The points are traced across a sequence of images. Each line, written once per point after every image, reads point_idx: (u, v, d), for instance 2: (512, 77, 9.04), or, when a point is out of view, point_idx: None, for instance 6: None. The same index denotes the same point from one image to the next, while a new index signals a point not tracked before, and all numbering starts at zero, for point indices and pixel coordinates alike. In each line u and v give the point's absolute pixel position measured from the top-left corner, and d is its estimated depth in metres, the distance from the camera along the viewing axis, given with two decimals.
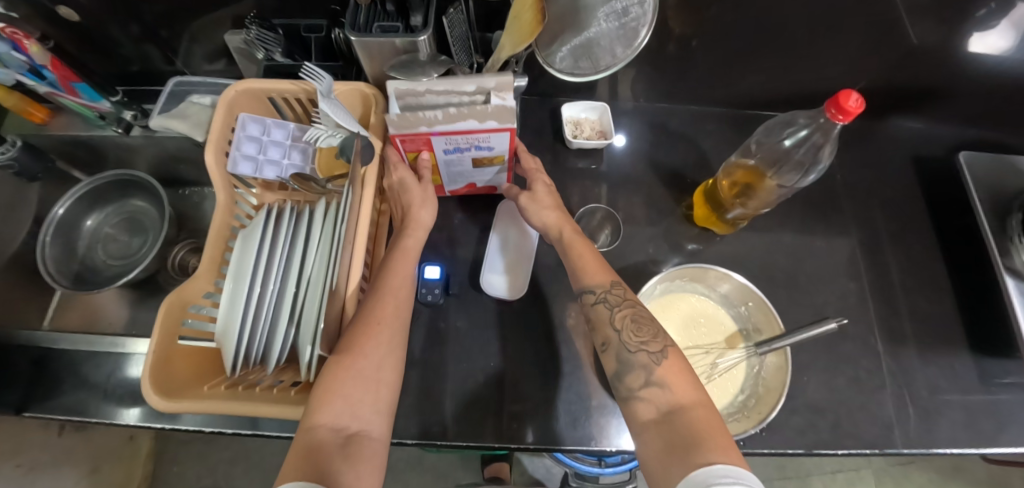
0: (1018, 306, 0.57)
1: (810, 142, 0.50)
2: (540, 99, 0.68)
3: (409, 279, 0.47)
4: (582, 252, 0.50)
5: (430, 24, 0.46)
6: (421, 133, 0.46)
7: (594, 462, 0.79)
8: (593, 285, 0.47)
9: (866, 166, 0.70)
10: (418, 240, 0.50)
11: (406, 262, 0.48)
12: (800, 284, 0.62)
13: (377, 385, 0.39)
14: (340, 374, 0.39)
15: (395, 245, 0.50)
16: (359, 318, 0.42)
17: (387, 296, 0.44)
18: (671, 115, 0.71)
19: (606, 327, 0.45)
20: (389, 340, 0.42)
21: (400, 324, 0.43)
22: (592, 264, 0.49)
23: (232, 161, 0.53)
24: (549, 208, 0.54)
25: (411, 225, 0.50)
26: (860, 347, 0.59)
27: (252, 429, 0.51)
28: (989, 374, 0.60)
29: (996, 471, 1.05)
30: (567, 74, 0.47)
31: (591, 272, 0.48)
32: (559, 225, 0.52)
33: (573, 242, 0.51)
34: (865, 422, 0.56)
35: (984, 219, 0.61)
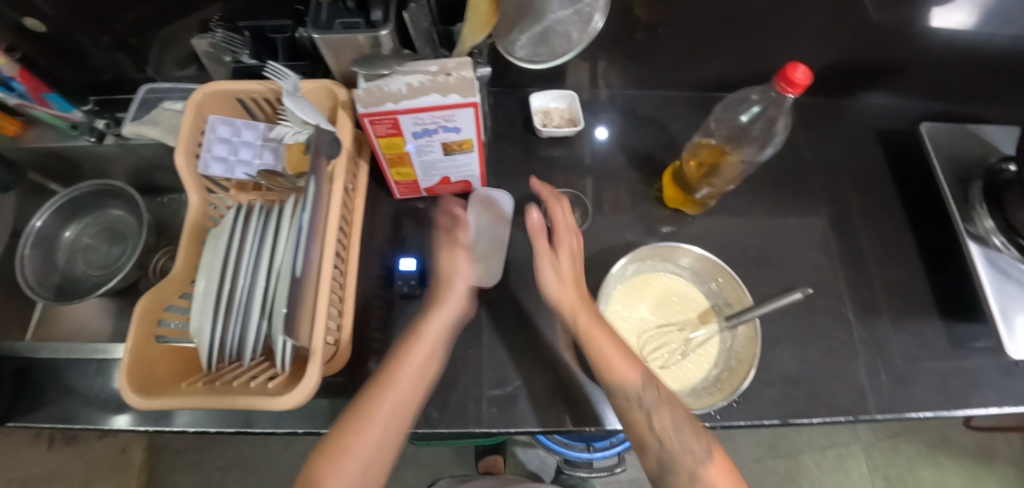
0: (982, 269, 0.59)
1: (764, 116, 0.53)
2: (511, 90, 0.69)
3: (425, 363, 0.47)
4: (597, 339, 0.45)
5: (391, 19, 0.47)
6: (387, 112, 0.46)
7: (582, 448, 0.80)
8: (624, 385, 0.43)
9: (834, 142, 0.71)
10: (441, 325, 0.50)
11: (423, 350, 0.48)
12: (773, 259, 0.63)
13: (379, 450, 0.42)
14: (348, 438, 0.41)
15: (416, 325, 0.50)
16: (375, 382, 0.45)
17: (397, 381, 0.45)
18: (641, 101, 0.73)
19: (637, 416, 0.43)
20: (388, 429, 0.42)
21: (404, 413, 0.44)
22: (619, 361, 0.44)
23: (203, 163, 0.53)
24: (564, 282, 0.50)
25: (437, 307, 0.50)
26: (833, 318, 0.61)
27: (247, 426, 0.53)
28: (959, 339, 0.62)
29: (978, 437, 1.08)
30: (526, 62, 0.48)
31: (619, 366, 0.44)
32: (573, 306, 0.48)
33: (588, 330, 0.46)
34: (839, 391, 0.57)
35: (944, 188, 0.63)
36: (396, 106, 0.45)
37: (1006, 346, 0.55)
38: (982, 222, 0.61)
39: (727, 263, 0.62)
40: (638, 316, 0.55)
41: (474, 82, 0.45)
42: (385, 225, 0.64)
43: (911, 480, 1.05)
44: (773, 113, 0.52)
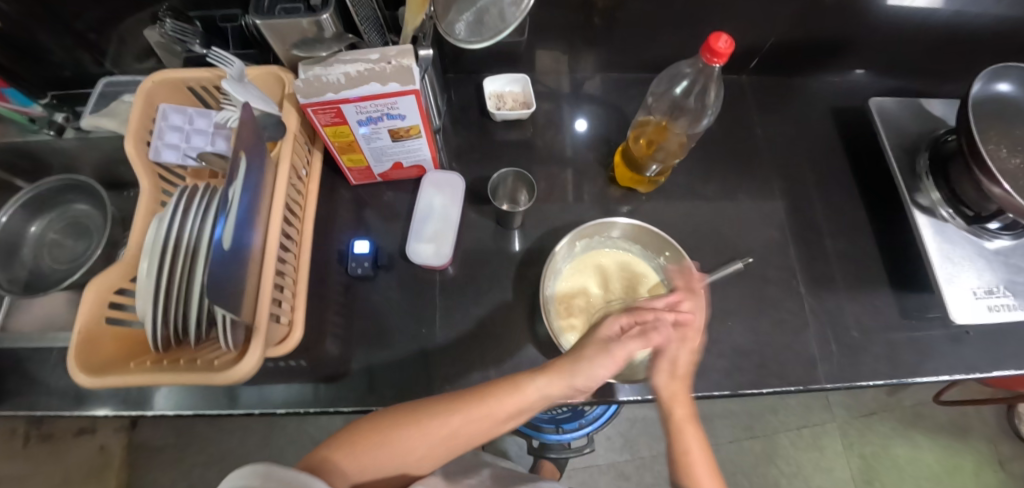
0: (928, 238, 0.60)
1: (695, 89, 0.55)
2: (467, 77, 0.72)
3: (498, 418, 0.45)
4: (689, 443, 0.46)
5: (331, 2, 0.48)
6: (329, 102, 0.47)
7: (553, 429, 0.85)
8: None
9: (788, 120, 0.72)
10: (544, 392, 0.45)
11: (509, 406, 0.44)
12: (725, 235, 0.65)
13: (419, 449, 0.43)
14: (402, 431, 0.42)
15: (520, 377, 0.46)
16: (455, 399, 0.45)
17: (463, 422, 0.44)
18: (597, 85, 0.74)
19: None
20: (418, 452, 0.44)
21: (441, 447, 0.44)
22: (707, 474, 0.45)
23: (154, 150, 0.54)
24: (673, 376, 0.47)
25: (554, 372, 0.45)
26: (783, 290, 0.62)
27: (230, 407, 0.55)
28: (910, 308, 0.63)
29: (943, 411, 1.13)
30: (462, 42, 0.49)
31: (703, 481, 0.45)
32: (673, 402, 0.46)
33: (681, 432, 0.46)
34: (790, 361, 0.58)
35: (893, 162, 0.65)
36: (337, 96, 0.46)
37: (951, 312, 0.57)
38: (929, 194, 0.62)
39: (679, 239, 0.64)
40: (587, 291, 0.59)
41: (411, 69, 0.45)
42: (349, 215, 0.65)
43: (888, 458, 1.09)
44: (703, 84, 0.54)
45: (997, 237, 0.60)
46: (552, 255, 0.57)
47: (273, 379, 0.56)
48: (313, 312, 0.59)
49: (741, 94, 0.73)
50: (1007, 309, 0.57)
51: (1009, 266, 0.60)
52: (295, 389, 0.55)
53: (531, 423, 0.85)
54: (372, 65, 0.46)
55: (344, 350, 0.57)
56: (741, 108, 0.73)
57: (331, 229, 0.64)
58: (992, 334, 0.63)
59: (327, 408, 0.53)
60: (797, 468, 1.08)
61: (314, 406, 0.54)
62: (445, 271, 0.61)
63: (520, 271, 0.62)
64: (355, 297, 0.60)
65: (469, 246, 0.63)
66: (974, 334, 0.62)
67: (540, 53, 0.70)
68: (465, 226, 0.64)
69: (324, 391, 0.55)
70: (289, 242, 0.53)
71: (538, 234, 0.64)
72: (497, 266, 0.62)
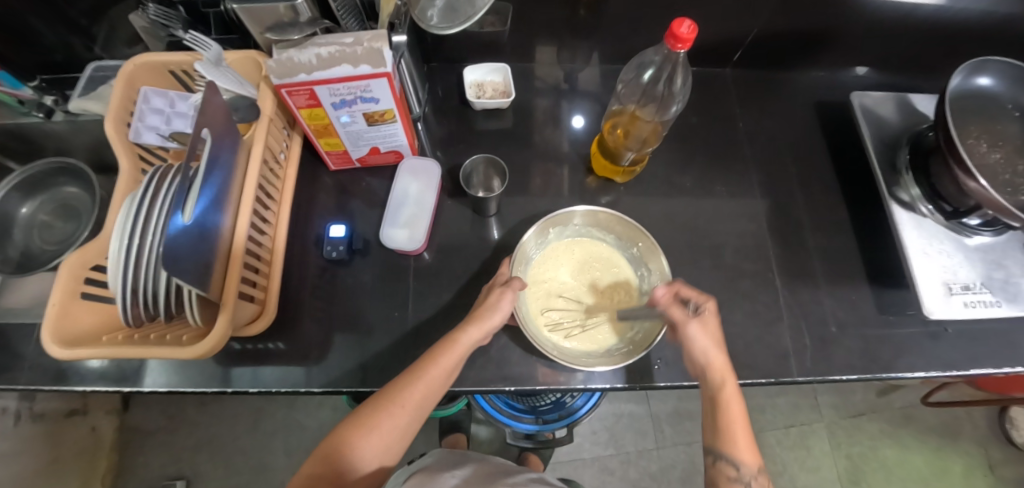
0: (906, 232, 0.60)
1: (663, 76, 0.54)
2: (449, 66, 0.73)
3: (450, 370, 0.48)
4: (734, 413, 0.46)
5: None
6: (301, 82, 0.48)
7: (533, 420, 0.87)
8: (740, 462, 0.44)
9: (769, 114, 0.72)
10: (473, 339, 0.50)
11: (452, 358, 0.48)
12: (702, 227, 0.65)
13: (401, 427, 0.45)
14: (378, 408, 0.45)
15: (451, 333, 0.50)
16: (413, 369, 0.47)
17: (421, 381, 0.46)
18: (580, 76, 0.74)
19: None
20: (407, 421, 0.46)
21: (420, 409, 0.47)
22: (743, 438, 0.46)
23: (134, 131, 0.54)
24: (715, 345, 0.49)
25: (474, 321, 0.50)
26: (757, 282, 0.63)
27: (223, 386, 0.55)
28: (887, 304, 0.62)
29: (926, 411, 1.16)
30: (435, 28, 0.50)
31: (740, 446, 0.45)
32: (723, 374, 0.48)
33: (726, 401, 0.47)
34: (761, 353, 0.58)
35: (872, 156, 0.64)
36: (308, 77, 0.47)
37: (927, 308, 0.56)
38: (909, 190, 0.62)
39: (655, 230, 0.64)
40: (558, 278, 0.59)
41: (382, 51, 0.46)
42: (328, 201, 0.65)
43: (874, 458, 1.12)
44: (669, 72, 0.54)
45: (976, 233, 0.60)
46: (523, 241, 0.57)
47: (249, 361, 0.57)
48: (289, 295, 0.60)
49: (723, 88, 0.74)
50: (984, 306, 0.57)
51: (989, 262, 0.59)
52: (277, 369, 0.56)
53: (511, 413, 0.87)
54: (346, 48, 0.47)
55: (319, 332, 0.58)
56: (723, 102, 0.73)
57: (309, 214, 0.64)
58: (970, 332, 0.62)
59: (299, 389, 0.55)
60: (782, 466, 1.11)
61: (302, 386, 0.55)
62: (420, 256, 0.62)
63: (494, 258, 0.62)
64: (333, 281, 0.61)
65: (446, 234, 0.64)
66: (952, 331, 0.62)
67: (522, 44, 0.70)
68: (442, 212, 0.65)
69: (305, 373, 0.56)
70: (265, 225, 0.54)
71: (515, 222, 0.65)
72: (473, 253, 0.63)
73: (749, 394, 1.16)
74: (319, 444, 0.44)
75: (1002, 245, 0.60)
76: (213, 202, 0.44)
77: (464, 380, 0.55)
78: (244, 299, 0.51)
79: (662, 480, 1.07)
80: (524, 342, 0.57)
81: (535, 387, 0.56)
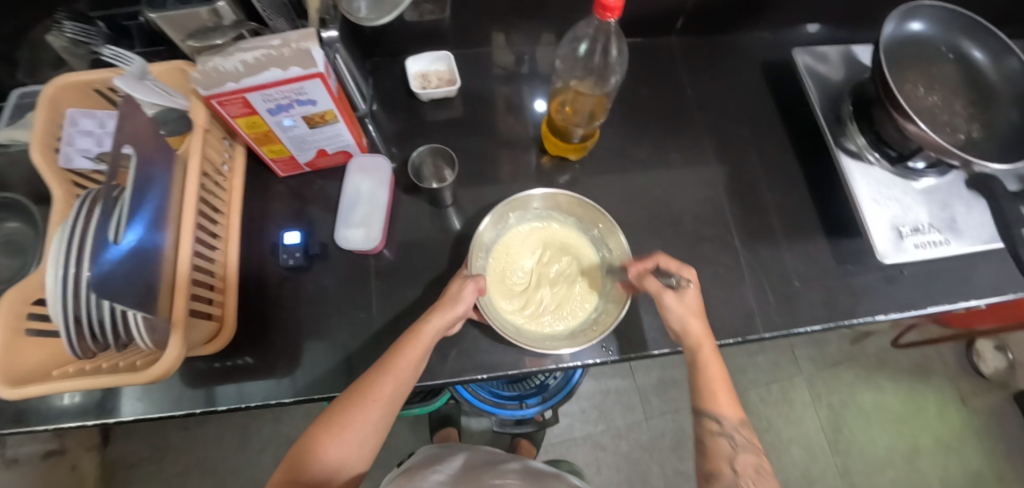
0: (855, 182, 0.61)
1: (596, 48, 0.54)
2: (392, 59, 0.71)
3: (417, 361, 0.48)
4: (713, 372, 0.49)
5: None
6: (232, 91, 0.46)
7: (517, 405, 0.88)
8: (722, 416, 0.48)
9: (718, 79, 0.73)
10: (438, 327, 0.49)
11: (418, 349, 0.48)
12: (659, 197, 0.66)
13: (372, 428, 0.44)
14: (348, 409, 0.44)
15: (416, 324, 0.50)
16: (381, 364, 0.47)
17: (388, 375, 0.46)
18: (528, 57, 0.73)
19: (723, 463, 0.45)
20: (379, 417, 0.45)
21: (391, 405, 0.46)
22: (727, 393, 0.49)
23: (64, 156, 0.52)
24: (691, 313, 0.51)
25: (437, 309, 0.50)
26: (718, 246, 0.64)
27: (210, 406, 0.54)
28: (843, 253, 0.64)
29: (900, 354, 1.20)
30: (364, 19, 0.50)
31: (724, 400, 0.48)
32: (699, 338, 0.50)
33: (704, 363, 0.49)
34: (727, 314, 0.60)
35: (818, 108, 0.65)
36: (238, 85, 0.45)
37: (880, 252, 0.58)
38: (855, 140, 0.63)
39: (614, 205, 0.65)
40: (519, 263, 0.60)
41: (310, 52, 0.44)
42: (281, 209, 0.64)
43: (854, 405, 1.17)
44: (603, 43, 0.53)
45: (923, 176, 0.61)
46: (483, 225, 0.57)
47: (220, 378, 0.55)
48: (250, 309, 0.58)
49: (670, 57, 0.74)
50: (932, 246, 0.59)
51: (936, 203, 0.61)
52: (248, 384, 0.55)
53: (495, 401, 0.88)
54: (273, 51, 0.45)
55: (287, 342, 0.57)
56: (671, 71, 0.73)
57: (264, 223, 0.63)
58: (925, 273, 0.64)
59: (269, 401, 0.54)
60: (768, 423, 1.15)
61: (295, 395, 0.55)
62: (380, 255, 0.61)
63: (457, 249, 0.62)
64: (295, 289, 0.60)
65: (407, 229, 0.63)
66: (908, 273, 0.64)
67: (464, 33, 0.69)
68: (399, 208, 0.64)
69: (277, 384, 0.55)
70: (214, 241, 0.53)
71: (474, 210, 0.64)
72: (435, 246, 0.62)
73: (729, 356, 1.19)
74: (287, 451, 0.43)
75: (948, 185, 0.62)
76: (149, 225, 0.43)
77: (437, 374, 0.56)
78: (199, 318, 0.50)
79: (653, 449, 1.10)
80: (493, 330, 0.58)
81: (508, 372, 0.56)
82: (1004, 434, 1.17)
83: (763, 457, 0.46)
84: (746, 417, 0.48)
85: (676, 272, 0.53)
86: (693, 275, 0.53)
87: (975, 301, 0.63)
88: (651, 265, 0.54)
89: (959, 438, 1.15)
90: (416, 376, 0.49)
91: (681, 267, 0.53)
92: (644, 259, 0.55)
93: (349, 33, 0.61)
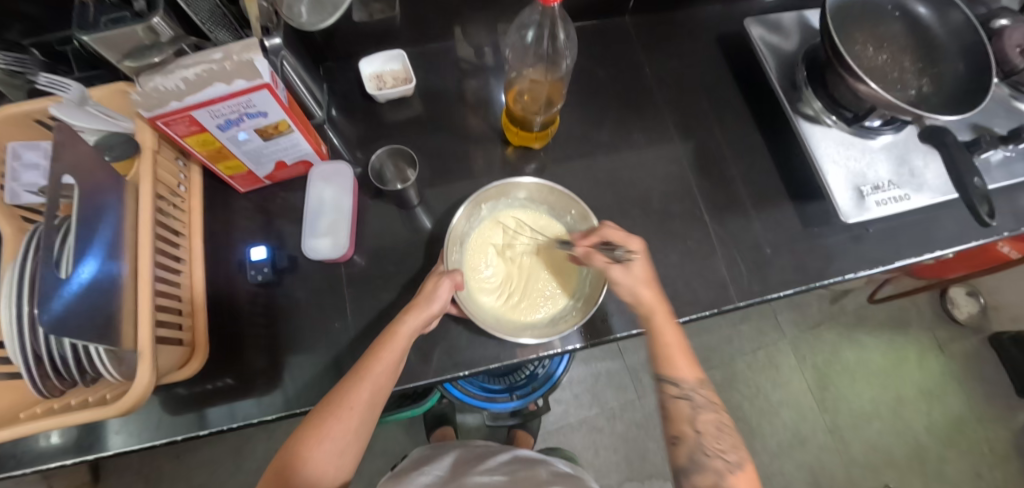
0: (814, 145, 0.62)
1: (545, 35, 0.55)
2: (345, 62, 0.70)
3: (395, 363, 0.48)
4: (667, 338, 0.50)
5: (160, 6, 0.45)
6: (176, 110, 0.44)
7: (507, 398, 0.89)
8: (681, 380, 0.49)
9: (675, 55, 0.73)
10: (414, 327, 0.49)
11: (394, 351, 0.48)
12: (625, 178, 0.66)
13: (352, 434, 0.45)
14: (326, 419, 0.44)
15: (392, 325, 0.50)
16: (356, 369, 0.47)
17: (365, 381, 0.46)
18: (484, 48, 0.73)
19: (686, 424, 0.48)
20: (358, 424, 0.45)
21: (371, 410, 0.46)
22: (682, 357, 0.50)
23: (10, 193, 0.50)
24: (641, 282, 0.51)
25: (413, 309, 0.50)
26: (688, 221, 0.64)
27: (201, 429, 0.54)
28: (809, 217, 0.65)
29: (878, 309, 1.24)
30: (309, 25, 0.55)
31: (681, 364, 0.50)
32: (653, 306, 0.51)
33: (659, 329, 0.50)
34: (701, 287, 0.61)
35: (773, 76, 0.65)
36: (182, 104, 0.44)
37: (843, 213, 0.59)
38: (812, 104, 0.63)
39: (582, 190, 0.65)
40: (495, 253, 0.60)
41: (254, 63, 0.44)
42: (246, 225, 0.62)
43: (838, 363, 1.20)
44: (550, 27, 0.53)
45: (880, 133, 0.62)
46: (456, 219, 0.57)
47: (202, 403, 0.55)
48: (223, 329, 0.57)
49: (626, 36, 0.74)
50: (894, 202, 0.60)
51: (894, 159, 0.62)
52: (229, 406, 0.55)
53: (485, 396, 0.88)
54: (215, 65, 0.44)
55: (264, 359, 0.56)
56: (628, 51, 0.73)
57: (230, 240, 0.61)
58: (889, 229, 0.66)
59: (251, 421, 0.54)
60: (757, 388, 1.18)
61: (288, 410, 0.55)
62: (351, 262, 0.61)
63: (429, 249, 0.62)
64: (268, 305, 0.59)
65: (376, 234, 0.62)
66: (874, 231, 0.66)
67: (417, 30, 0.68)
68: (367, 213, 0.63)
69: (261, 401, 0.55)
70: (179, 264, 0.53)
71: (442, 208, 0.64)
72: (406, 248, 0.62)
73: (715, 327, 1.22)
74: (270, 462, 0.44)
75: (905, 141, 0.63)
76: (104, 254, 0.42)
77: (418, 376, 0.55)
78: (169, 344, 0.49)
79: (648, 426, 1.12)
80: (471, 327, 0.58)
81: (490, 366, 0.56)
82: (982, 376, 1.21)
83: (723, 413, 0.49)
84: (705, 378, 0.50)
85: (622, 244, 0.52)
86: (639, 245, 0.52)
87: (939, 252, 0.65)
88: (597, 240, 0.54)
89: (939, 385, 1.19)
90: (395, 378, 0.49)
91: (626, 238, 0.52)
92: (590, 233, 0.54)
93: (297, 40, 0.59)
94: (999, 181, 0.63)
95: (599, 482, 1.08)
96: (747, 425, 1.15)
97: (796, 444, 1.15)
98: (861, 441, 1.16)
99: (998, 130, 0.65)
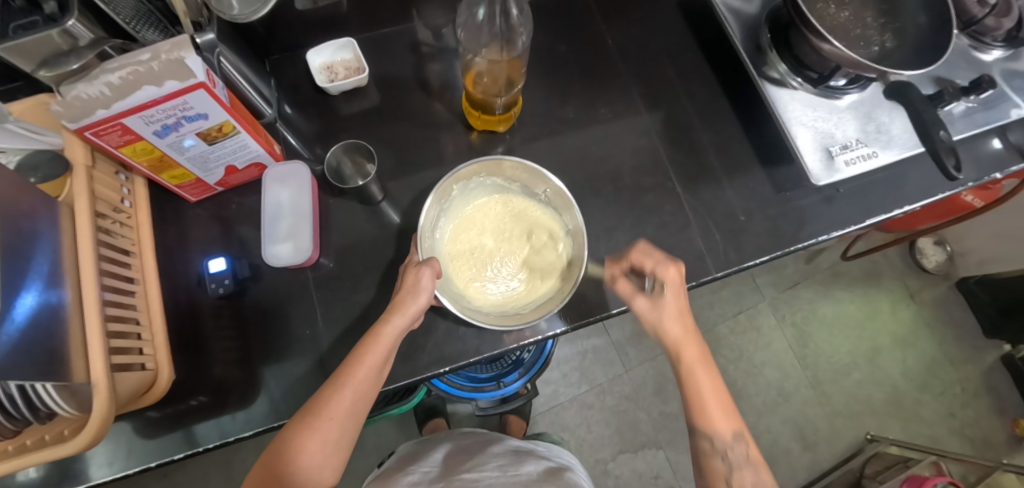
0: (780, 109, 0.61)
1: (498, 11, 0.56)
2: (291, 55, 0.66)
3: (378, 368, 0.46)
4: (699, 381, 0.50)
5: (74, 5, 0.40)
6: (105, 119, 0.40)
7: (494, 386, 0.90)
8: (717, 434, 0.48)
9: (637, 24, 0.71)
10: (399, 327, 0.48)
11: (377, 354, 0.46)
12: (594, 155, 0.65)
13: (334, 446, 0.44)
14: (303, 431, 0.43)
15: (376, 325, 0.48)
16: (334, 377, 0.45)
17: (344, 391, 0.44)
18: (439, 27, 0.69)
19: (719, 477, 0.48)
20: (338, 437, 0.44)
21: (352, 419, 0.45)
22: (720, 407, 0.49)
23: None
24: (673, 317, 0.51)
25: (397, 308, 0.48)
26: (660, 195, 0.64)
27: (194, 448, 0.52)
28: (780, 181, 0.65)
29: (851, 264, 1.27)
30: (242, 17, 0.52)
31: (718, 418, 0.48)
32: (680, 345, 0.51)
33: (692, 372, 0.50)
34: (678, 260, 0.61)
35: (736, 41, 0.64)
36: (110, 113, 0.40)
37: (814, 176, 0.59)
38: (777, 67, 0.62)
39: (552, 171, 0.64)
40: (480, 237, 0.60)
41: (185, 61, 0.39)
42: (204, 234, 0.59)
43: (816, 319, 1.24)
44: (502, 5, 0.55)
45: (846, 92, 0.61)
46: (428, 206, 0.54)
47: (177, 423, 0.53)
48: (187, 347, 0.55)
49: (585, 7, 0.71)
50: (862, 160, 0.59)
51: (861, 117, 0.61)
52: (206, 425, 0.53)
53: (472, 386, 0.89)
54: (144, 67, 0.38)
55: (237, 373, 0.55)
56: (588, 23, 0.70)
57: (187, 253, 0.58)
58: (858, 188, 0.66)
59: (228, 438, 0.52)
60: (740, 352, 1.21)
61: (272, 422, 0.53)
62: (319, 264, 0.59)
63: (399, 244, 0.60)
64: (236, 316, 0.57)
65: (343, 233, 0.60)
66: (844, 191, 0.66)
67: (366, 15, 0.64)
68: (331, 213, 0.61)
69: (240, 417, 0.53)
70: (131, 284, 0.50)
71: (410, 200, 0.62)
72: (375, 246, 0.60)
73: (697, 296, 1.23)
74: (248, 475, 0.43)
75: (870, 98, 0.62)
76: (42, 284, 0.39)
77: (398, 377, 0.54)
78: (128, 370, 0.46)
79: (638, 398, 1.14)
80: (449, 322, 0.56)
81: (471, 359, 0.56)
82: (952, 319, 1.26)
83: (762, 471, 0.48)
84: (741, 425, 0.49)
85: (653, 273, 0.51)
86: (674, 276, 0.50)
87: (908, 206, 0.66)
88: (626, 266, 0.55)
89: (912, 332, 1.24)
90: (378, 383, 0.47)
91: (658, 266, 0.51)
92: (622, 259, 0.56)
93: (235, 35, 0.55)
94: (964, 132, 0.64)
95: (594, 456, 1.10)
96: (734, 387, 1.18)
97: (780, 401, 1.19)
98: (842, 392, 1.20)
99: (960, 82, 0.65)
